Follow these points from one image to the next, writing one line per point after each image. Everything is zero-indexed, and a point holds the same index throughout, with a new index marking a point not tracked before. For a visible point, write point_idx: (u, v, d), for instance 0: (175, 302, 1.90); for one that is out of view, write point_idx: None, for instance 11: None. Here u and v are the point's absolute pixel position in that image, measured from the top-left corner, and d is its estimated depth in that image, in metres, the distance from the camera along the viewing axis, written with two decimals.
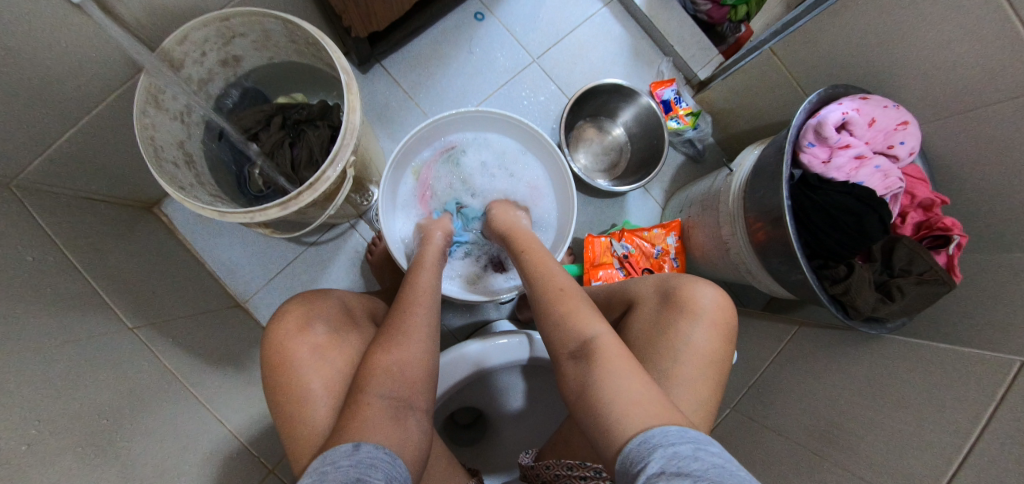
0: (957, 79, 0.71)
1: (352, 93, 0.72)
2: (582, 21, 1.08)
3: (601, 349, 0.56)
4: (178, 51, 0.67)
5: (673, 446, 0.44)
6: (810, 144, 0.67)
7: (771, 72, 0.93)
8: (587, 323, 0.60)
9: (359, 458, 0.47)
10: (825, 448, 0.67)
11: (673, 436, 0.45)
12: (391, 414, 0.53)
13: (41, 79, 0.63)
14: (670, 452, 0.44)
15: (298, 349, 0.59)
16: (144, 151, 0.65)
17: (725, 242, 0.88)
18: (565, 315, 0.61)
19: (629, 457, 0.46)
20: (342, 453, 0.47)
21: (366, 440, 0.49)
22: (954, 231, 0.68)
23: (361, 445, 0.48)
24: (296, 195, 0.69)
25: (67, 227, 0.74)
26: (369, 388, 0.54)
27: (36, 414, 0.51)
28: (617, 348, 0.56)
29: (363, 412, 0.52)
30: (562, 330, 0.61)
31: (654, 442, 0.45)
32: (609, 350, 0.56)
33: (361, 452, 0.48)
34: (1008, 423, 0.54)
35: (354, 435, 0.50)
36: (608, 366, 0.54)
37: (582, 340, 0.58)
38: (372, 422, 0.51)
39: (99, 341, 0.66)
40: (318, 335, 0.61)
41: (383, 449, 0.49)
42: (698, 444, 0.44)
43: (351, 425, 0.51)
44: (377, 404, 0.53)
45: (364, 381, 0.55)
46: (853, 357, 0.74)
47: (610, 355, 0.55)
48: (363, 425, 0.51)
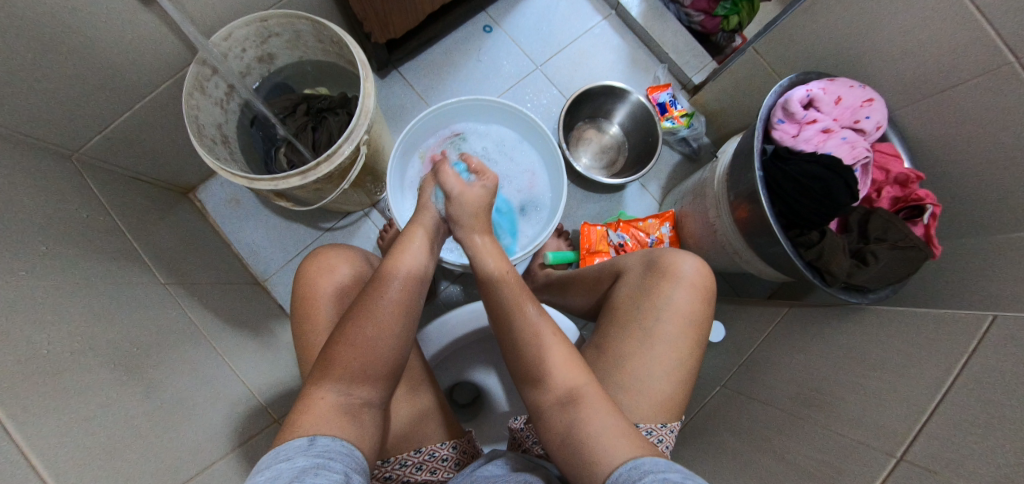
0: (924, 61, 0.75)
1: (368, 81, 0.81)
2: (582, 33, 1.18)
3: (587, 399, 0.56)
4: (224, 46, 0.79)
5: (662, 474, 0.46)
6: (779, 120, 0.73)
7: (757, 70, 0.99)
8: (574, 372, 0.58)
9: (315, 450, 0.47)
10: (807, 411, 0.68)
11: (662, 466, 0.47)
12: (345, 411, 0.53)
13: (109, 64, 0.75)
14: (659, 478, 0.46)
15: (324, 288, 0.68)
16: (190, 126, 0.76)
17: (712, 225, 0.92)
18: (552, 363, 0.59)
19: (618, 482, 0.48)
20: (296, 448, 0.47)
21: (322, 433, 0.49)
22: (927, 202, 0.71)
23: (317, 439, 0.48)
24: (315, 166, 0.78)
25: (116, 197, 0.85)
26: (324, 377, 0.54)
27: (78, 330, 0.58)
28: (603, 402, 0.56)
29: (315, 406, 0.52)
30: (548, 373, 0.58)
31: (644, 468, 0.48)
32: (594, 406, 0.55)
33: (317, 445, 0.47)
34: (979, 370, 0.55)
35: (312, 428, 0.49)
36: (592, 417, 0.54)
37: (570, 389, 0.57)
38: (324, 415, 0.51)
39: (135, 288, 0.74)
40: (341, 277, 0.69)
41: (339, 441, 0.49)
42: (686, 474, 0.46)
43: (304, 419, 0.51)
44: (329, 400, 0.53)
45: (319, 372, 0.54)
46: (837, 328, 0.76)
47: (599, 410, 0.55)
48: (312, 421, 0.50)
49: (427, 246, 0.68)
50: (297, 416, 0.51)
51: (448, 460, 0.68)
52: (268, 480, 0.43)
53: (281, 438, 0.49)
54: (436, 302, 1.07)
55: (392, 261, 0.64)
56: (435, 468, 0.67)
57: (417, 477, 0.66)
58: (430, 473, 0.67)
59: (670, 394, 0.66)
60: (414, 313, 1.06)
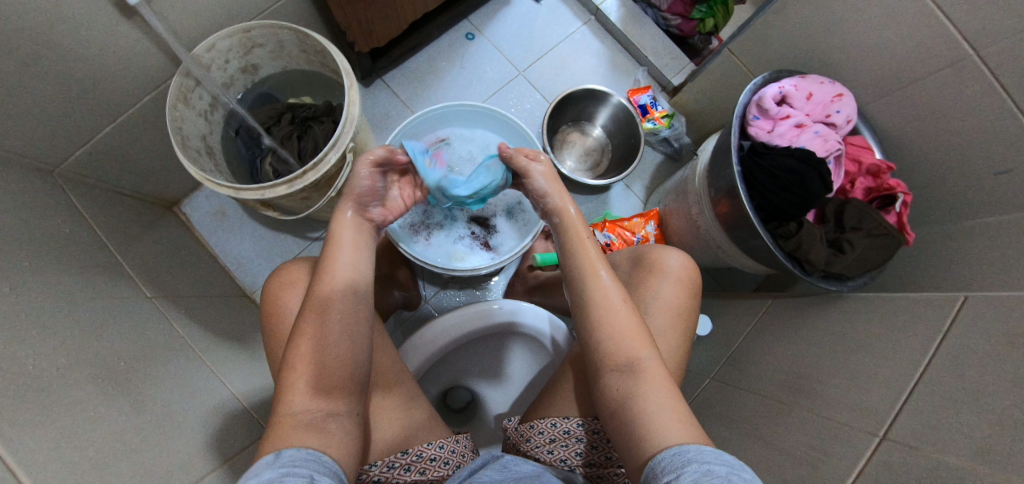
0: (890, 57, 0.78)
1: (352, 89, 0.82)
2: (563, 39, 1.21)
3: (647, 374, 0.57)
4: (207, 57, 0.79)
5: (708, 465, 0.45)
6: (755, 117, 0.76)
7: (733, 70, 1.02)
8: (638, 344, 0.60)
9: (281, 462, 0.45)
10: (793, 398, 0.70)
11: (710, 456, 0.46)
12: (310, 425, 0.52)
13: (91, 78, 0.75)
14: (704, 469, 0.45)
15: (290, 302, 0.68)
16: (174, 138, 0.76)
17: (696, 221, 0.94)
18: (616, 334, 0.61)
19: (662, 466, 0.47)
20: (263, 463, 0.45)
21: (288, 447, 0.48)
22: (898, 190, 0.74)
23: (283, 452, 0.47)
24: (302, 174, 0.79)
25: (99, 211, 0.84)
26: (286, 396, 0.54)
27: (64, 345, 0.58)
28: (663, 378, 0.57)
29: (280, 425, 0.51)
30: (613, 343, 0.60)
31: (690, 457, 0.47)
32: (653, 380, 0.57)
33: (282, 457, 0.46)
34: (953, 349, 0.57)
35: (277, 446, 0.49)
36: (650, 393, 0.55)
37: (631, 359, 0.59)
38: (290, 431, 0.50)
39: (121, 301, 0.73)
40: (305, 288, 0.69)
41: (305, 450, 0.48)
42: (732, 467, 0.44)
43: (274, 437, 0.50)
44: (292, 417, 0.52)
45: (279, 391, 0.54)
46: (819, 317, 0.78)
47: (655, 384, 0.56)
48: (277, 439, 0.50)
49: (358, 249, 0.66)
50: (265, 438, 0.51)
51: (436, 460, 0.69)
52: None
53: (257, 457, 0.48)
54: (426, 308, 1.07)
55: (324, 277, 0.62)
56: (424, 469, 0.67)
57: (406, 480, 0.65)
58: (420, 473, 0.66)
59: None
60: (405, 319, 1.06)
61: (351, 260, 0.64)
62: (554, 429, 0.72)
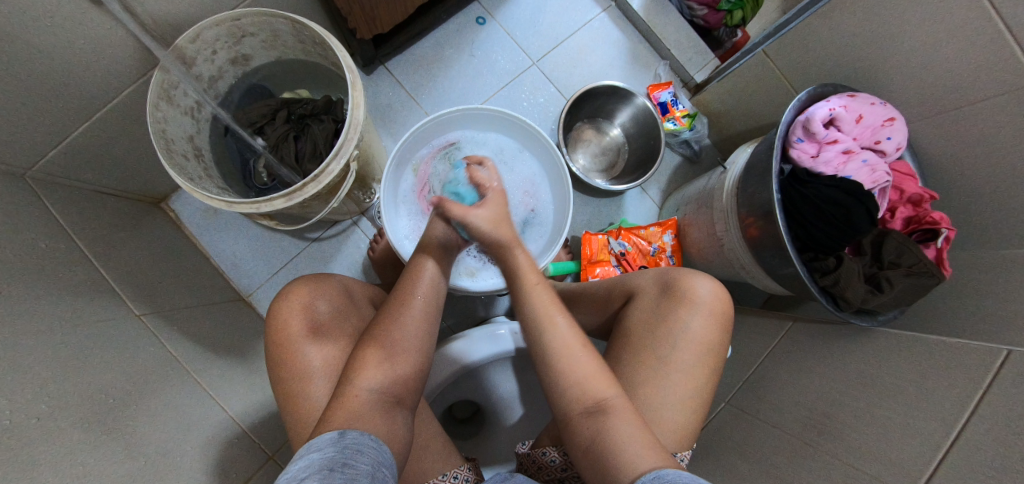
0: (943, 76, 0.73)
1: (357, 90, 0.74)
2: (581, 26, 1.11)
3: (614, 413, 0.55)
4: (191, 49, 0.70)
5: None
6: (799, 140, 0.70)
7: (765, 73, 0.95)
8: (604, 384, 0.57)
9: (344, 443, 0.47)
10: (817, 438, 0.68)
11: (686, 478, 0.47)
12: (381, 408, 0.54)
13: (58, 73, 0.66)
14: None
15: (296, 328, 0.61)
16: (156, 143, 0.68)
17: (719, 238, 0.89)
18: (582, 375, 0.57)
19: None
20: (327, 440, 0.47)
21: (352, 427, 0.49)
22: (942, 225, 0.69)
23: (347, 432, 0.48)
24: (301, 186, 0.71)
25: (78, 218, 0.76)
26: (360, 374, 0.55)
27: (46, 390, 0.52)
28: (632, 415, 0.55)
29: (352, 402, 0.52)
30: (576, 388, 0.57)
31: (667, 480, 0.47)
32: (622, 418, 0.54)
33: (347, 439, 0.47)
34: (994, 408, 0.55)
35: (342, 424, 0.50)
36: (621, 433, 0.53)
37: (598, 401, 0.55)
38: (362, 412, 0.52)
39: (106, 324, 0.68)
40: (317, 312, 0.64)
41: (368, 435, 0.49)
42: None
43: (340, 412, 0.51)
44: (365, 396, 0.53)
45: (358, 366, 0.55)
46: (846, 350, 0.75)
47: (625, 419, 0.54)
48: (345, 416, 0.51)
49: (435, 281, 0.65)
50: (330, 413, 0.51)
51: None
52: (300, 470, 0.43)
53: (315, 430, 0.49)
54: None
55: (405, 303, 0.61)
56: None
57: None
58: None
59: (682, 427, 0.63)
60: None
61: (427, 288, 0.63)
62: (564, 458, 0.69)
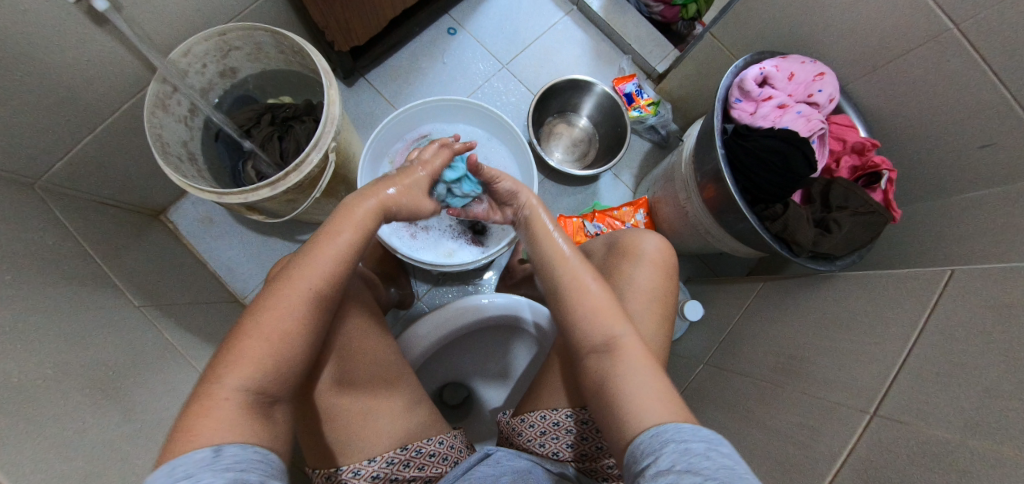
0: (871, 33, 0.78)
1: (332, 87, 0.81)
2: (546, 30, 1.20)
3: (624, 352, 0.55)
4: (183, 62, 0.78)
5: (685, 444, 0.44)
6: (737, 100, 0.75)
7: (717, 54, 1.02)
8: (612, 322, 0.58)
9: (222, 465, 0.40)
10: (785, 379, 0.70)
11: (687, 434, 0.45)
12: (253, 411, 0.46)
13: (63, 87, 0.74)
14: (682, 448, 0.43)
15: None
16: (153, 144, 0.75)
17: (684, 207, 0.93)
18: (594, 313, 0.59)
19: (640, 451, 0.46)
20: (198, 462, 0.40)
21: (230, 443, 0.42)
22: (884, 167, 0.74)
23: (225, 448, 0.41)
24: (284, 176, 0.78)
25: (83, 223, 0.83)
26: (230, 370, 0.47)
27: (50, 357, 0.57)
28: (642, 351, 0.55)
29: (217, 407, 0.45)
30: (587, 324, 0.59)
31: (667, 437, 0.45)
32: (634, 353, 0.55)
33: (224, 457, 0.41)
34: (942, 323, 0.57)
35: (217, 436, 0.42)
36: (637, 379, 0.52)
37: (609, 338, 0.57)
38: (225, 417, 0.44)
39: (108, 312, 0.73)
40: None
41: (251, 449, 0.43)
42: (711, 444, 0.43)
43: (204, 423, 0.43)
44: (236, 399, 0.46)
45: (229, 363, 0.48)
46: (810, 298, 0.78)
47: (637, 360, 0.54)
48: (212, 426, 0.43)
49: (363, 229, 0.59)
50: (187, 417, 0.44)
51: (434, 455, 0.66)
52: None
53: (172, 449, 0.41)
54: (419, 306, 1.08)
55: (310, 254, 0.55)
56: (423, 464, 0.65)
57: (406, 474, 0.64)
58: (419, 469, 0.65)
59: None
60: (399, 318, 1.07)
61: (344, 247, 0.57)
62: (545, 421, 0.69)
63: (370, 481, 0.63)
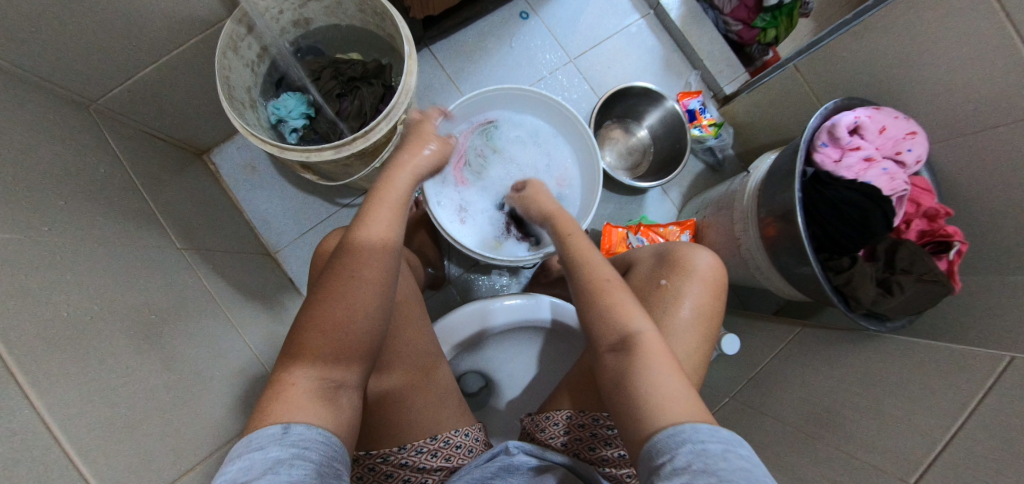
0: (965, 98, 0.76)
1: (411, 58, 0.77)
2: (620, 30, 1.17)
3: (644, 346, 0.52)
4: (263, 5, 0.75)
5: (702, 443, 0.43)
6: (823, 144, 0.73)
7: (794, 87, 0.99)
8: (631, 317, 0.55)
9: (290, 441, 0.42)
10: (818, 431, 0.71)
11: (705, 434, 0.44)
12: (320, 394, 0.48)
13: (135, 14, 0.71)
14: (699, 449, 0.42)
15: None
16: (221, 87, 0.73)
17: (736, 239, 0.93)
18: (611, 306, 0.56)
19: (653, 447, 0.44)
20: (269, 437, 0.42)
21: (297, 421, 0.44)
22: (955, 238, 0.73)
23: (292, 427, 0.43)
24: (351, 141, 0.75)
25: (134, 156, 0.81)
26: (298, 361, 0.49)
27: (100, 296, 0.56)
28: (661, 347, 0.52)
29: (289, 391, 0.47)
30: (605, 320, 0.56)
31: (684, 437, 0.44)
32: (651, 350, 0.52)
33: (292, 435, 0.43)
34: (995, 408, 0.57)
35: (285, 415, 0.44)
36: (652, 365, 0.51)
37: (626, 334, 0.54)
38: (299, 400, 0.46)
39: (152, 252, 0.72)
40: None
41: (315, 429, 0.45)
42: (728, 445, 0.43)
43: (278, 404, 0.45)
44: (304, 385, 0.48)
45: (290, 356, 0.49)
46: (853, 353, 0.78)
47: (654, 356, 0.51)
48: (288, 406, 0.45)
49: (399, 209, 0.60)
50: (268, 402, 0.46)
51: (462, 447, 0.66)
52: (240, 472, 0.39)
53: (253, 425, 0.44)
54: (450, 289, 1.08)
55: (359, 229, 0.56)
56: (450, 455, 0.65)
57: (433, 464, 0.64)
58: (446, 460, 0.64)
59: None
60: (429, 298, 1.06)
61: (390, 219, 0.58)
62: (571, 422, 0.68)
63: (399, 469, 0.63)
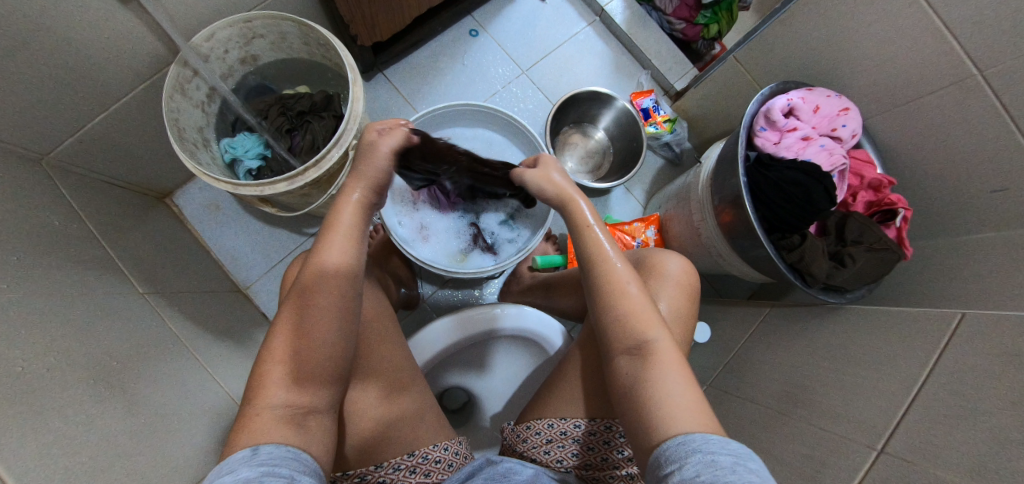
0: (893, 71, 0.79)
1: (357, 84, 0.79)
2: (568, 39, 1.20)
3: (659, 357, 0.51)
4: (206, 47, 0.77)
5: (712, 455, 0.42)
6: (762, 129, 0.76)
7: (738, 77, 1.03)
8: (647, 326, 0.54)
9: (259, 459, 0.43)
10: (791, 409, 0.72)
11: (715, 445, 0.43)
12: (289, 418, 0.48)
13: (79, 65, 0.72)
14: (708, 460, 0.42)
15: None
16: (170, 130, 0.74)
17: (697, 229, 0.94)
18: (630, 314, 0.54)
19: (663, 456, 0.44)
20: (239, 458, 0.43)
21: (266, 443, 0.45)
22: (899, 206, 0.75)
23: (262, 447, 0.44)
24: (303, 172, 0.76)
25: (89, 206, 0.81)
26: (264, 385, 0.49)
27: (56, 346, 0.56)
28: (677, 358, 0.51)
29: (257, 418, 0.47)
30: (624, 326, 0.54)
31: (693, 446, 0.43)
32: (666, 360, 0.51)
33: (262, 454, 0.43)
34: (951, 366, 0.58)
35: (254, 439, 0.45)
36: (660, 376, 0.50)
37: (641, 342, 0.53)
38: (267, 425, 0.46)
39: (113, 298, 0.72)
40: None
41: (285, 448, 0.45)
42: (739, 459, 0.42)
43: (245, 431, 0.46)
44: (271, 412, 0.47)
45: (258, 383, 0.49)
46: (818, 328, 0.79)
47: (668, 366, 0.51)
48: (254, 432, 0.46)
49: (356, 240, 0.58)
50: (235, 429, 0.46)
51: (441, 462, 0.66)
52: None
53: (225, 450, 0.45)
54: (424, 307, 1.08)
55: (321, 253, 0.55)
56: (429, 471, 0.64)
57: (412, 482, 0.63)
58: (425, 475, 0.64)
59: None
60: (404, 318, 1.06)
61: (347, 246, 0.57)
62: (552, 430, 0.68)
63: None
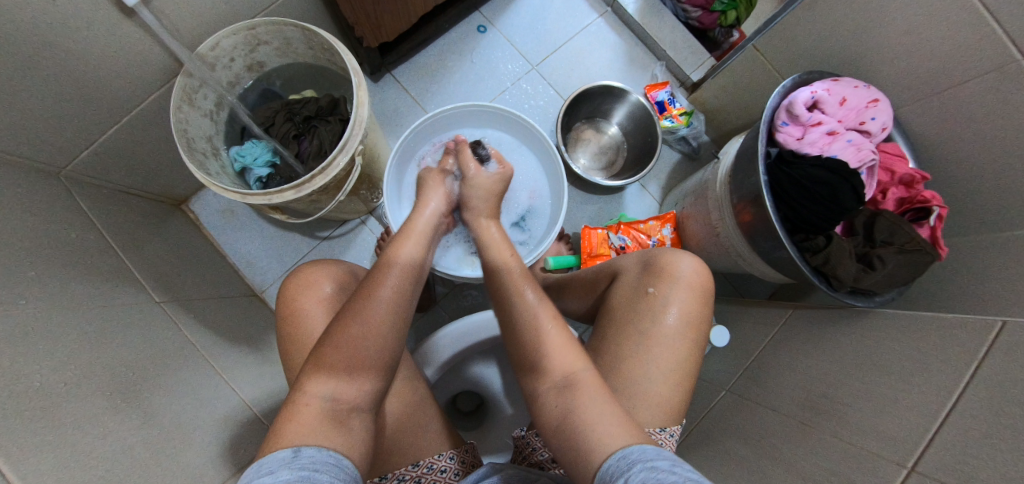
0: (926, 58, 0.74)
1: (361, 89, 0.78)
2: (580, 31, 1.16)
3: (585, 387, 0.52)
4: (211, 56, 0.76)
5: (650, 462, 0.43)
6: (784, 123, 0.72)
7: (758, 67, 0.98)
8: (571, 357, 0.55)
9: (299, 463, 0.42)
10: (814, 418, 0.69)
11: (651, 453, 0.44)
12: (332, 416, 0.49)
13: (90, 79, 0.73)
14: (649, 466, 0.42)
15: (307, 299, 0.64)
16: (180, 141, 0.75)
17: (715, 228, 0.91)
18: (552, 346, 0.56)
19: (607, 474, 0.44)
20: (281, 460, 0.42)
21: (308, 444, 0.45)
22: (934, 203, 0.70)
23: (303, 449, 0.44)
24: (310, 179, 0.76)
25: (107, 216, 0.83)
26: (312, 384, 0.50)
27: (75, 360, 0.57)
28: (602, 388, 0.52)
29: (302, 413, 0.48)
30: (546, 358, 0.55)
31: (633, 458, 0.44)
32: (592, 390, 0.52)
33: (302, 457, 0.43)
34: (989, 378, 0.55)
35: (296, 439, 0.45)
36: (586, 406, 0.50)
37: (567, 374, 0.54)
38: (312, 422, 0.47)
39: (130, 308, 0.73)
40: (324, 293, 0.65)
41: (327, 451, 0.45)
42: (674, 461, 0.43)
43: (288, 430, 0.46)
44: (318, 406, 0.49)
45: (307, 378, 0.51)
46: (843, 333, 0.75)
47: (593, 395, 0.51)
48: (299, 430, 0.46)
49: (422, 243, 0.66)
50: (280, 425, 0.47)
51: (446, 472, 0.64)
52: None
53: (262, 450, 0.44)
54: (437, 309, 1.08)
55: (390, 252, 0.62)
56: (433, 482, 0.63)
57: None
58: None
59: (668, 399, 0.63)
60: (416, 321, 1.06)
61: (413, 249, 0.63)
62: None
63: None
